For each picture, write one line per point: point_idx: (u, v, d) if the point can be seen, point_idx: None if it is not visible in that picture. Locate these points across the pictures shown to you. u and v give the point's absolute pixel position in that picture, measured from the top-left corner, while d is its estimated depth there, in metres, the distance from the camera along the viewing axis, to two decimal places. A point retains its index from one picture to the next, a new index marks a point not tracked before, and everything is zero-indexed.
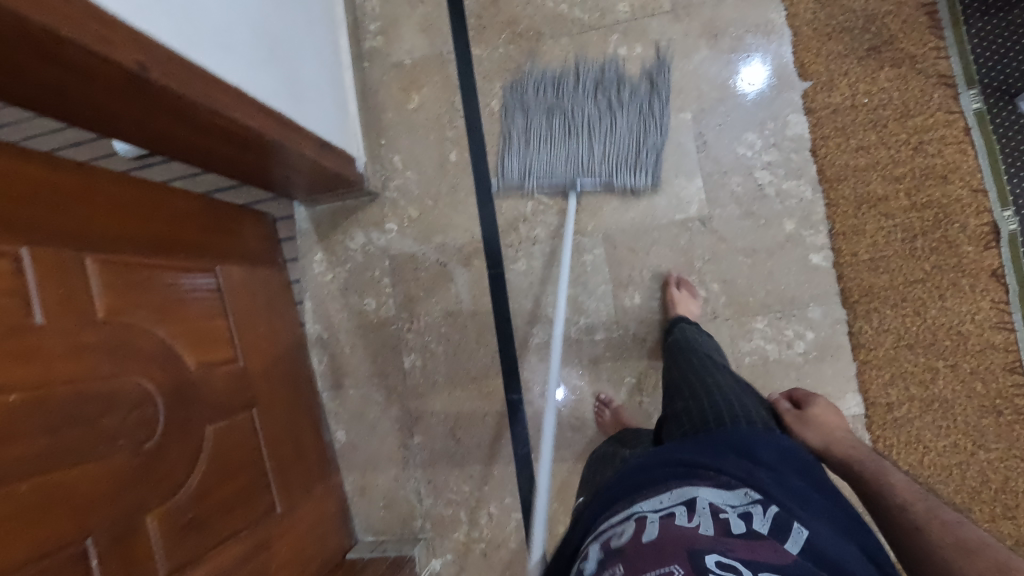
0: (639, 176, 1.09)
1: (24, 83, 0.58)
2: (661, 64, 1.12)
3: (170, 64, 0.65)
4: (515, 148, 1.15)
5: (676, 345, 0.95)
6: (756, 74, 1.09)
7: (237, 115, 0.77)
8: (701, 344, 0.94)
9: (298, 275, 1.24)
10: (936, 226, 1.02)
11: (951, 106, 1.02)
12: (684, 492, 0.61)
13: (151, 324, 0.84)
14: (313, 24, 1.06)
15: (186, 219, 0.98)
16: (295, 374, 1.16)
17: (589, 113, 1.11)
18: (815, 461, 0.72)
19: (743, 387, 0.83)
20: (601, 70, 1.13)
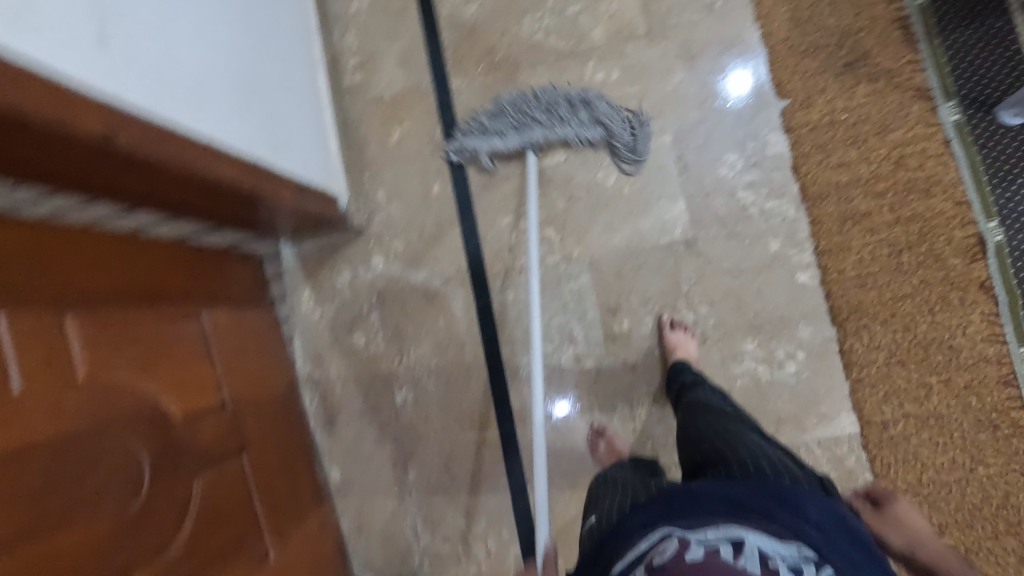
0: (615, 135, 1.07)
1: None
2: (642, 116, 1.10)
3: (142, 129, 0.65)
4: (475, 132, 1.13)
5: (692, 400, 0.93)
6: (742, 84, 1.09)
7: (214, 169, 0.77)
8: (719, 400, 0.92)
9: (287, 313, 1.24)
10: (922, 240, 1.01)
11: (930, 119, 1.02)
12: (730, 531, 0.61)
13: (134, 378, 0.83)
14: (291, 64, 1.06)
15: (168, 268, 0.97)
16: (286, 413, 1.15)
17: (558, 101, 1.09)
18: (866, 531, 0.68)
19: (773, 446, 0.80)
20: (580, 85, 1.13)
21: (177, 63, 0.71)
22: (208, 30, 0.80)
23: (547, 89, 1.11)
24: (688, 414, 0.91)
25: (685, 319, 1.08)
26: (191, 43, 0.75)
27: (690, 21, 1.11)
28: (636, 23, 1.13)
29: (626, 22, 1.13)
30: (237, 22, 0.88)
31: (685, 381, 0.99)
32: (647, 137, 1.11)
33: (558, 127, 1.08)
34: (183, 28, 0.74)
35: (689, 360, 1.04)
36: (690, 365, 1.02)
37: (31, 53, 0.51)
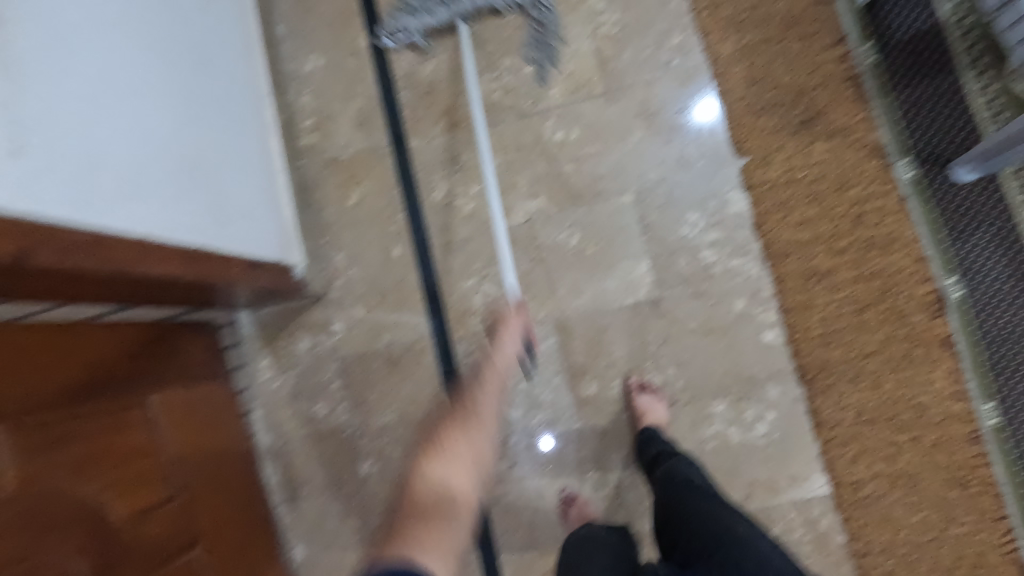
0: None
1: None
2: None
3: (64, 242, 0.62)
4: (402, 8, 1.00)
5: (666, 473, 0.91)
6: (709, 109, 1.08)
7: (149, 268, 0.73)
8: (695, 473, 0.91)
9: (246, 383, 1.19)
10: (884, 297, 1.01)
11: (886, 176, 1.03)
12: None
13: (74, 481, 0.79)
14: (239, 134, 1.03)
15: (110, 354, 0.93)
16: (245, 492, 1.10)
17: None
18: None
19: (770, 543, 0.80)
20: None
21: (103, 161, 0.68)
22: (141, 118, 0.77)
23: None
24: (665, 489, 0.89)
25: (653, 381, 1.06)
26: (121, 136, 0.72)
27: (647, 80, 1.11)
28: (594, 82, 1.12)
29: (584, 81, 1.12)
30: (176, 103, 0.85)
31: (656, 452, 0.97)
32: (609, 196, 1.10)
33: None
34: (111, 122, 0.71)
35: (659, 425, 1.02)
36: (660, 431, 1.00)
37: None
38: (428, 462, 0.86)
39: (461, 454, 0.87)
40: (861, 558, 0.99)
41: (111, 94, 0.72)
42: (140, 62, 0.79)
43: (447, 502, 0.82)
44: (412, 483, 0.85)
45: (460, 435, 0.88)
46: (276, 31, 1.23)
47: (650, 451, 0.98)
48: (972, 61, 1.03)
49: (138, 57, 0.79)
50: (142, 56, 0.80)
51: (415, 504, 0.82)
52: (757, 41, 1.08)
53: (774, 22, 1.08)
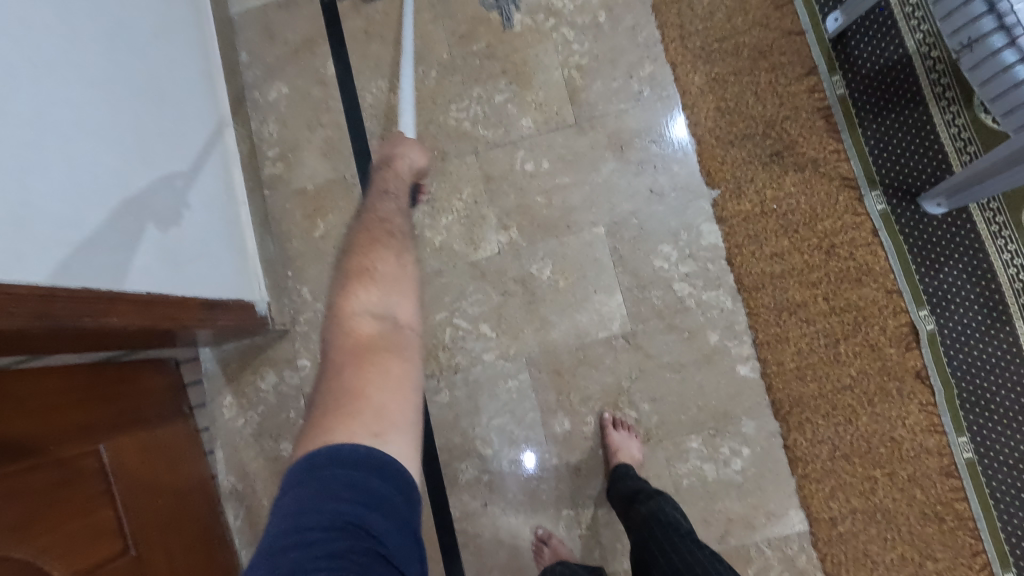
0: None
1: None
2: None
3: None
4: None
5: (650, 511, 0.87)
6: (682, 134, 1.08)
7: (90, 319, 0.69)
8: (678, 514, 0.88)
9: (208, 421, 1.15)
10: (857, 330, 1.00)
11: (857, 208, 1.02)
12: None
13: (18, 545, 0.72)
14: (195, 167, 0.99)
15: (56, 402, 0.87)
16: (205, 539, 1.05)
17: None
18: None
19: None
20: None
21: (40, 208, 0.64)
22: (85, 158, 0.73)
23: None
24: (646, 533, 0.85)
25: (628, 417, 1.04)
26: (62, 180, 0.68)
27: (618, 110, 1.09)
28: (564, 113, 1.10)
29: (554, 112, 1.11)
30: (124, 139, 0.81)
31: (633, 487, 0.94)
32: (580, 228, 1.08)
33: None
34: (51, 166, 0.67)
35: (633, 463, 0.99)
36: (633, 469, 0.98)
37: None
38: (356, 295, 0.71)
39: (395, 282, 0.73)
40: None
41: (52, 135, 0.68)
42: (84, 100, 0.75)
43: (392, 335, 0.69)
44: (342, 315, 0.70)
45: (390, 254, 0.74)
46: (240, 58, 1.20)
47: (625, 490, 0.94)
48: (939, 94, 1.04)
49: (83, 92, 0.75)
50: (87, 92, 0.76)
51: (354, 343, 0.67)
52: (727, 72, 1.07)
53: (744, 53, 1.07)
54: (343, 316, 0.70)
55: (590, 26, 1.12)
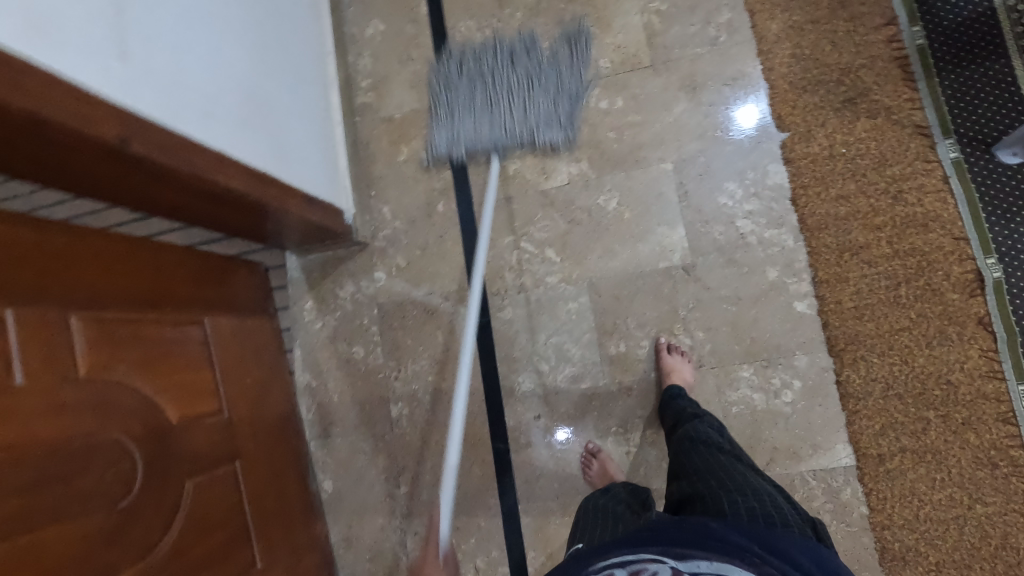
0: (558, 131, 1.13)
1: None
2: (577, 100, 1.14)
3: (154, 137, 0.68)
4: (443, 123, 1.18)
5: (684, 433, 0.93)
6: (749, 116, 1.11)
7: (221, 177, 0.79)
8: (712, 434, 0.92)
9: (289, 322, 1.25)
10: (920, 274, 1.02)
11: (928, 155, 1.04)
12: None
13: (133, 377, 0.85)
14: (303, 84, 1.09)
15: (174, 273, 0.99)
16: (282, 424, 1.16)
17: (510, 81, 1.14)
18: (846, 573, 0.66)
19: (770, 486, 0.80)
20: (523, 64, 1.14)
21: (188, 77, 0.74)
22: (223, 49, 0.83)
23: (502, 74, 1.15)
24: (685, 446, 0.91)
25: (682, 343, 1.09)
26: (206, 59, 0.79)
27: (693, 55, 1.14)
28: (641, 56, 1.16)
29: (631, 54, 1.16)
30: (252, 43, 0.92)
31: (681, 409, 0.99)
32: (648, 164, 1.13)
33: (520, 118, 1.13)
34: (200, 45, 0.77)
35: (685, 385, 1.04)
36: (685, 390, 1.02)
37: (40, 59, 0.53)
38: None
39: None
40: (881, 531, 0.99)
41: (201, 21, 0.78)
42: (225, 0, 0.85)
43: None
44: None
45: None
46: None
47: (677, 408, 1.00)
48: None
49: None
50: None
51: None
52: (805, 21, 1.10)
53: (823, 3, 1.10)
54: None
55: None
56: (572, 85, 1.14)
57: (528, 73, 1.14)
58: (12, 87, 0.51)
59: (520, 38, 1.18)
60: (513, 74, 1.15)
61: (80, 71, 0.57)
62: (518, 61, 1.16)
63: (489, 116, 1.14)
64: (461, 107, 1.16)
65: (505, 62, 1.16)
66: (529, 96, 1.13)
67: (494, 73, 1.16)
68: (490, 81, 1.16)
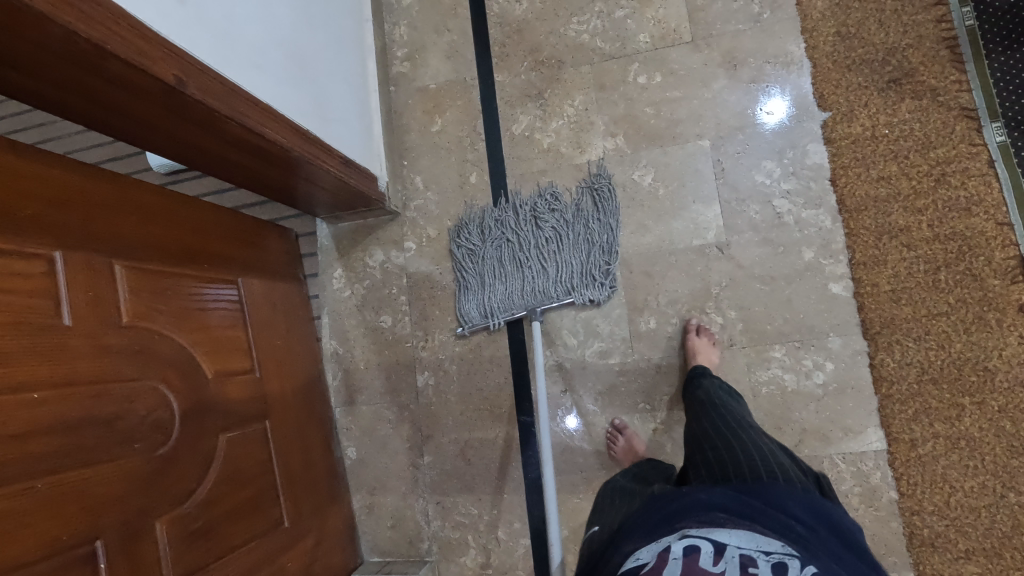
0: (597, 290, 1.11)
1: (53, 90, 0.59)
2: (612, 256, 1.12)
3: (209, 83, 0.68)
4: (475, 291, 1.16)
5: (702, 400, 0.94)
6: (777, 106, 1.09)
7: (267, 129, 0.80)
8: (733, 405, 0.92)
9: (318, 290, 1.26)
10: (961, 259, 1.00)
11: (974, 138, 1.02)
12: (711, 532, 0.61)
13: (172, 330, 0.86)
14: (341, 46, 1.09)
15: (212, 232, 1.00)
16: (310, 389, 1.16)
17: (539, 242, 1.14)
18: (838, 512, 0.70)
19: (769, 442, 0.82)
20: (549, 222, 1.14)
21: (238, 27, 0.75)
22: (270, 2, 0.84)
23: (529, 235, 1.15)
24: (701, 415, 0.90)
25: (713, 322, 1.08)
26: (255, 12, 0.79)
27: (734, 31, 1.13)
28: (681, 31, 1.15)
29: (670, 29, 1.15)
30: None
31: (699, 382, 0.98)
32: (684, 140, 1.12)
33: (556, 279, 1.12)
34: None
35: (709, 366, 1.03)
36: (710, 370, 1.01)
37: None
38: None
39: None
40: (910, 516, 0.98)
41: None
42: None
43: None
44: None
45: None
46: None
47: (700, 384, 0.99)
48: None
49: None
50: None
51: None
52: None
53: None
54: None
55: None
56: (603, 238, 1.12)
57: (553, 235, 1.13)
58: (79, 13, 0.51)
59: (538, 192, 1.17)
60: (537, 239, 1.14)
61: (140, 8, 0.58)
62: (540, 220, 1.15)
63: (521, 282, 1.13)
64: (492, 274, 1.15)
65: (529, 222, 1.15)
66: (560, 257, 1.12)
67: (521, 236, 1.15)
68: (516, 246, 1.15)
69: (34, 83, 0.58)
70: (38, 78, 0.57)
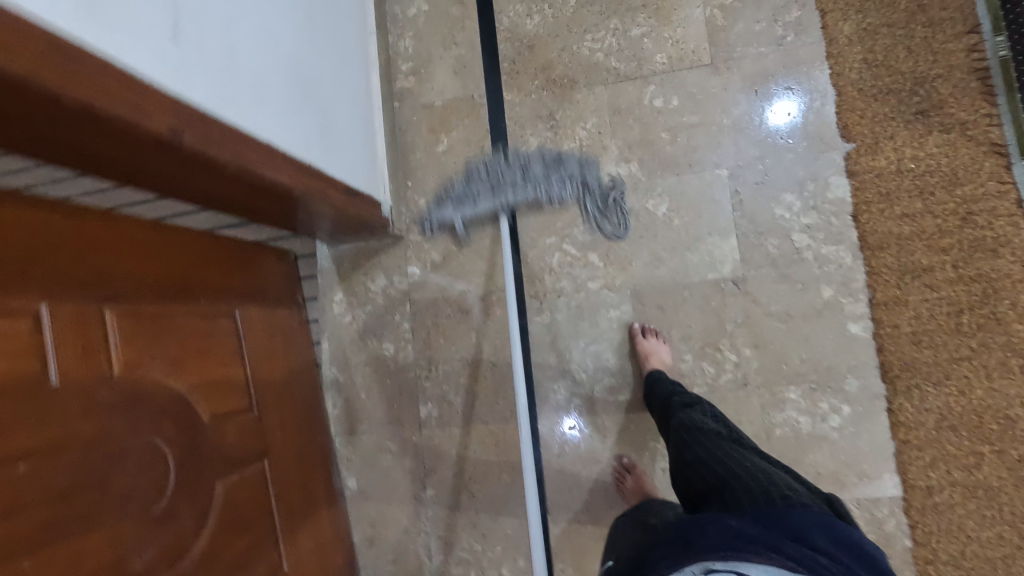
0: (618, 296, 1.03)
1: (36, 145, 0.54)
2: (593, 206, 1.11)
3: (206, 130, 0.63)
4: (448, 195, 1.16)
5: (680, 423, 0.89)
6: (785, 112, 1.06)
7: (268, 170, 0.75)
8: (707, 421, 0.88)
9: (317, 314, 1.22)
10: (985, 302, 0.97)
11: (1003, 176, 0.98)
12: (738, 566, 0.63)
13: (167, 374, 0.81)
14: (347, 63, 1.03)
15: (207, 262, 0.95)
16: (309, 419, 1.13)
17: (526, 170, 1.12)
18: (861, 534, 0.68)
19: (776, 466, 0.78)
20: (543, 159, 1.13)
21: (239, 64, 0.70)
22: (273, 28, 0.78)
23: (521, 161, 1.13)
24: (685, 440, 0.85)
25: (727, 360, 1.05)
26: (255, 41, 0.74)
27: (756, 54, 1.08)
28: (700, 53, 1.10)
29: (690, 51, 1.10)
30: (301, 19, 0.86)
31: (666, 394, 0.97)
32: (702, 168, 1.08)
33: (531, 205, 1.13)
34: (250, 26, 0.72)
35: (662, 367, 1.03)
36: (664, 373, 1.01)
37: (94, 43, 0.48)
38: None
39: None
40: (925, 566, 0.96)
41: None
42: None
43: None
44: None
45: None
46: None
47: (661, 390, 0.98)
48: None
49: None
50: None
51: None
52: (880, 24, 1.03)
53: (901, 5, 1.03)
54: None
55: None
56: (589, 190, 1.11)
57: (554, 197, 1.11)
58: (64, 75, 0.46)
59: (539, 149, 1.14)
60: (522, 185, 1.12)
61: (132, 56, 0.53)
62: (542, 183, 1.12)
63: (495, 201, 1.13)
64: (469, 189, 1.15)
65: (523, 158, 1.14)
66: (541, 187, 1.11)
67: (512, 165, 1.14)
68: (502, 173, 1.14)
69: (15, 140, 0.52)
70: (19, 136, 0.52)
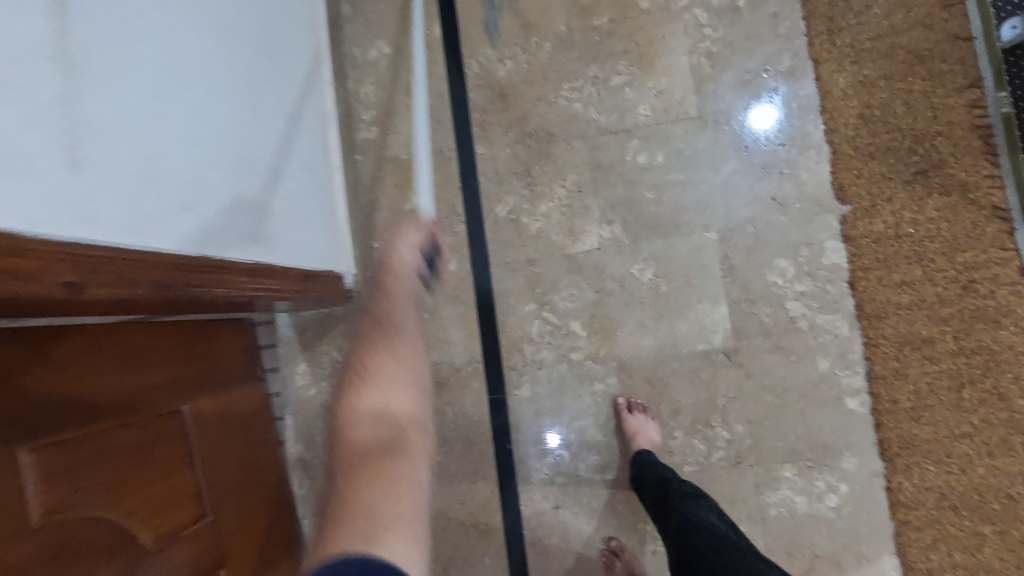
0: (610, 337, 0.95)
1: None
2: None
3: (101, 264, 0.53)
4: None
5: (678, 518, 0.82)
6: (765, 115, 1.00)
7: (189, 285, 0.65)
8: (706, 512, 0.81)
9: (279, 387, 1.15)
10: (986, 375, 0.93)
11: (1005, 242, 0.93)
12: None
13: (103, 505, 0.70)
14: (298, 125, 0.93)
15: (146, 357, 0.85)
16: (271, 507, 1.04)
17: None
18: None
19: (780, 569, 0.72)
20: None
21: (163, 171, 0.60)
22: (207, 115, 0.68)
23: None
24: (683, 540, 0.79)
25: (719, 437, 0.99)
26: (185, 135, 0.63)
27: (746, 105, 1.00)
28: (686, 104, 1.02)
29: (675, 102, 1.02)
30: (241, 94, 0.76)
31: (664, 479, 0.89)
32: (690, 231, 1.01)
33: None
34: (178, 119, 0.62)
35: (652, 447, 0.96)
36: (652, 454, 0.95)
37: None
38: None
39: (391, 378, 0.78)
40: None
41: (178, 83, 0.63)
42: (210, 46, 0.69)
43: (388, 434, 0.74)
44: (341, 421, 0.75)
45: None
46: (341, 11, 1.12)
47: (654, 474, 0.91)
48: None
49: (213, 40, 0.70)
50: (216, 41, 0.70)
51: (353, 445, 0.73)
52: (878, 76, 0.96)
53: (899, 56, 0.96)
54: (341, 422, 0.75)
55: (727, 10, 1.01)
56: None
57: None
58: None
59: None
60: None
61: (5, 211, 0.43)
62: None
63: None
64: None
65: None
66: None
67: None
68: None
69: None
70: None
